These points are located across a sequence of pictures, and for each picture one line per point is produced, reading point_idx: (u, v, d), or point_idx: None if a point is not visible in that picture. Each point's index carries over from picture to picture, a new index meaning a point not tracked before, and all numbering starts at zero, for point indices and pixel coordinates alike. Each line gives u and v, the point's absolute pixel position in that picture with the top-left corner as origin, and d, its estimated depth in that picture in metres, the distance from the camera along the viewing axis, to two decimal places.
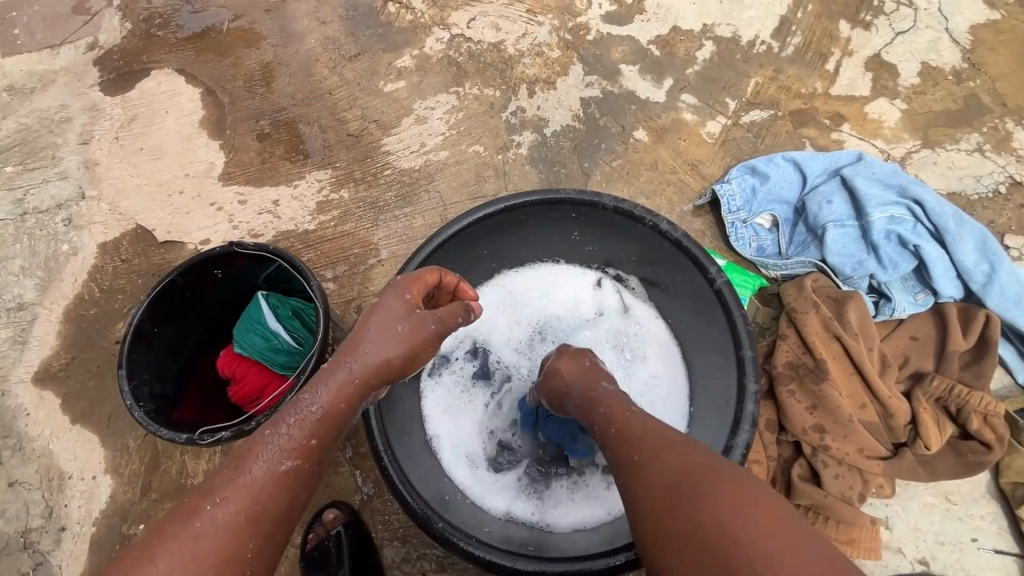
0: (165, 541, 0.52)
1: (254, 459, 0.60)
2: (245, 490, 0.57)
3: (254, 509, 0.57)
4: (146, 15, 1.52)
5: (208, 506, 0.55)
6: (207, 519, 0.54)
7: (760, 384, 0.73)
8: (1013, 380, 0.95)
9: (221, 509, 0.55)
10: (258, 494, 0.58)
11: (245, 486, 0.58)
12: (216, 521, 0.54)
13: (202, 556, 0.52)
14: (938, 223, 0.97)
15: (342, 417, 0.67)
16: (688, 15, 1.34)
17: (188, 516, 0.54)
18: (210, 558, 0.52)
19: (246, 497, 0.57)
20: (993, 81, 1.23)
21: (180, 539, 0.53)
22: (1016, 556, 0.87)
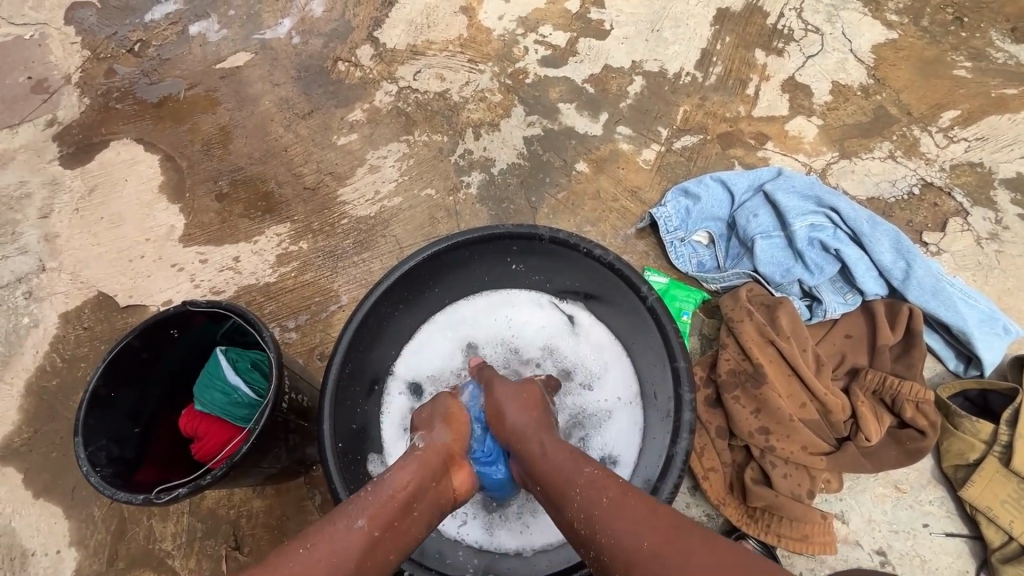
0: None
1: (344, 515, 0.64)
2: (333, 543, 0.60)
3: (344, 563, 0.60)
4: (104, 89, 1.58)
5: (301, 551, 0.59)
6: (299, 564, 0.58)
7: (694, 393, 0.81)
8: (945, 367, 1.02)
9: (313, 555, 0.59)
10: (344, 545, 0.61)
11: (330, 537, 0.61)
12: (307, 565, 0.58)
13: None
14: (855, 228, 1.06)
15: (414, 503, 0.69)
16: (618, 54, 1.44)
17: (282, 555, 0.59)
18: None
19: (335, 550, 0.60)
20: (898, 93, 1.33)
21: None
22: (965, 537, 0.92)
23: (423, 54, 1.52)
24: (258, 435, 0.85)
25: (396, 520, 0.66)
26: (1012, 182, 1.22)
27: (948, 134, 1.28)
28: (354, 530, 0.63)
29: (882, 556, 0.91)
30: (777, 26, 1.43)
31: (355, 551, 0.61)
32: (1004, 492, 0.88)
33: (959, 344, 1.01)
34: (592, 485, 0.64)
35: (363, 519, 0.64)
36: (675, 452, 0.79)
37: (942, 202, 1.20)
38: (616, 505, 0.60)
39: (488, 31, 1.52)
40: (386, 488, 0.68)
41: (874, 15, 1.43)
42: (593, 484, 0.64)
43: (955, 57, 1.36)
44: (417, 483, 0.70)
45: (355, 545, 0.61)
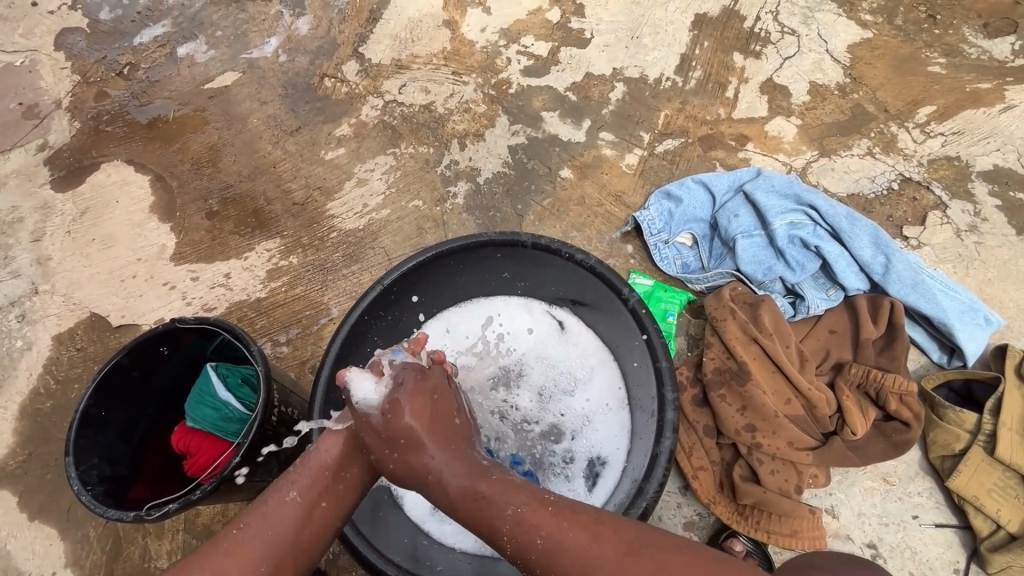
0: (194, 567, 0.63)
1: (276, 491, 0.70)
2: (263, 517, 0.67)
3: (280, 537, 0.66)
4: (94, 113, 1.60)
5: (234, 532, 0.66)
6: (236, 541, 0.65)
7: (677, 393, 0.83)
8: (929, 359, 1.03)
9: (247, 536, 0.66)
10: (276, 520, 0.67)
11: (263, 511, 0.68)
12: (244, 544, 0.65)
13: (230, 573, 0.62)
14: (834, 224, 1.08)
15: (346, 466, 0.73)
16: (599, 62, 1.47)
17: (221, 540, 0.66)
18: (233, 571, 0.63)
19: (267, 523, 0.66)
20: (875, 91, 1.36)
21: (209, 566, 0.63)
22: (955, 527, 0.92)
23: (407, 68, 1.54)
24: (248, 449, 0.85)
25: (329, 485, 0.71)
26: (990, 174, 1.24)
27: (925, 129, 1.30)
28: (285, 501, 0.68)
29: (873, 549, 0.91)
30: (754, 29, 1.45)
31: (288, 521, 0.67)
32: (990, 481, 0.89)
33: (942, 335, 1.02)
34: (520, 527, 0.63)
35: (295, 492, 0.69)
36: (659, 451, 0.81)
37: (921, 196, 1.22)
38: (551, 540, 0.61)
39: (471, 43, 1.54)
40: (311, 459, 0.72)
41: (849, 15, 1.45)
42: (521, 525, 0.63)
43: (930, 54, 1.39)
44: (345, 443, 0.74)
45: (288, 518, 0.67)
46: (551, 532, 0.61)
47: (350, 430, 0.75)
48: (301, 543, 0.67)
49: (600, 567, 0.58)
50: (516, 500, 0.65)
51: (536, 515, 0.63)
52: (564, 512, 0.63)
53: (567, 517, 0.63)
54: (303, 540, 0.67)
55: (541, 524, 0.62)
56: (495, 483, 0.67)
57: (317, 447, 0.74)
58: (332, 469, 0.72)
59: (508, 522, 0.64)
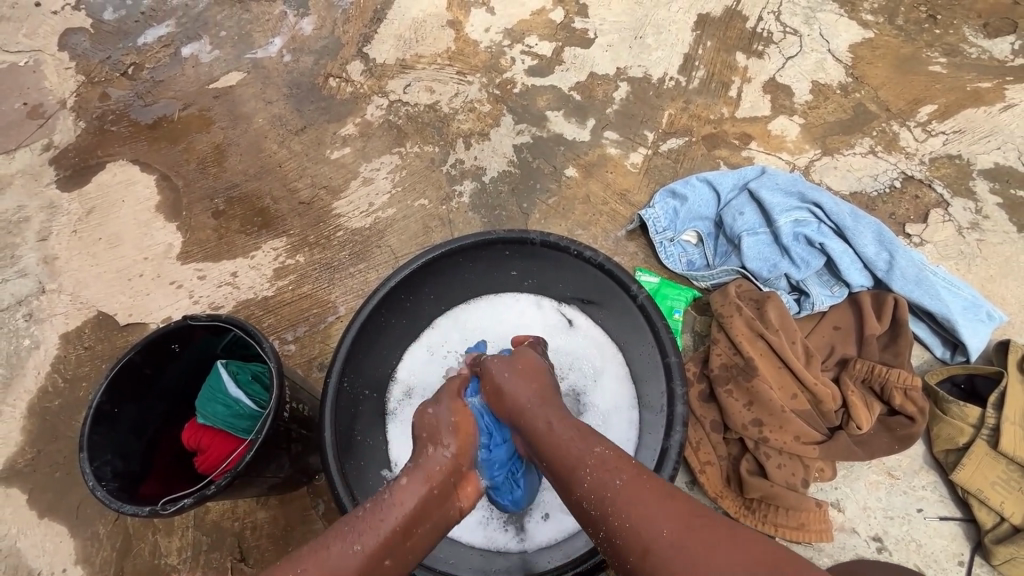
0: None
1: (340, 539, 0.64)
2: (323, 565, 0.61)
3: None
4: (99, 113, 1.61)
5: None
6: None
7: (686, 387, 0.84)
8: (932, 355, 1.05)
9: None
10: (339, 570, 0.61)
11: (324, 558, 0.62)
12: None
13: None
14: (838, 222, 1.09)
15: (415, 525, 0.68)
16: (602, 62, 1.48)
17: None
18: None
19: (330, 571, 0.61)
20: (876, 91, 1.37)
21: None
22: (959, 520, 0.93)
23: (412, 68, 1.55)
24: (260, 444, 0.86)
25: (393, 540, 0.66)
26: (991, 172, 1.25)
27: (926, 128, 1.31)
28: (350, 552, 0.63)
29: (879, 542, 0.93)
30: (756, 29, 1.47)
31: (350, 575, 0.61)
32: (994, 474, 0.90)
33: (945, 331, 1.03)
34: (602, 467, 0.66)
35: (360, 544, 0.63)
36: (669, 445, 0.82)
37: (923, 193, 1.24)
38: (629, 486, 0.63)
39: (475, 43, 1.55)
40: (383, 513, 0.67)
41: (850, 15, 1.47)
42: (603, 463, 0.66)
43: (930, 53, 1.40)
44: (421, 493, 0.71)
45: (349, 571, 0.61)
46: (632, 477, 0.64)
47: (431, 465, 0.75)
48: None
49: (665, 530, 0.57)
50: (602, 444, 0.69)
51: (618, 463, 0.66)
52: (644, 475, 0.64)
53: (642, 484, 0.63)
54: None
55: (621, 473, 0.64)
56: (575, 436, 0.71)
57: (388, 492, 0.70)
58: (404, 524, 0.67)
59: (592, 462, 0.67)
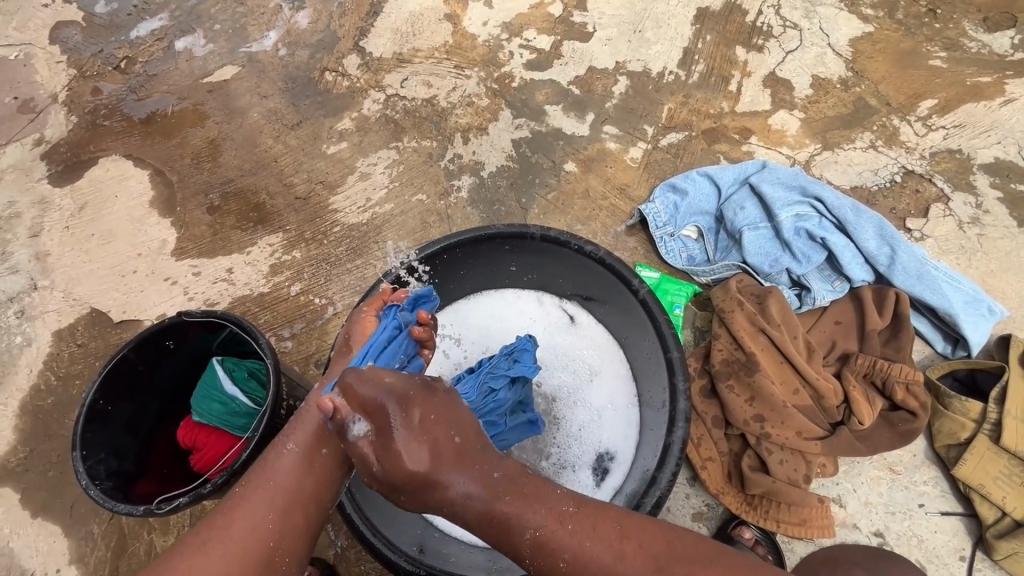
0: (201, 526, 0.67)
1: (275, 447, 0.73)
2: (267, 471, 0.71)
3: (283, 487, 0.70)
4: (92, 107, 1.58)
5: (237, 489, 0.70)
6: (240, 497, 0.69)
7: (688, 382, 0.83)
8: (933, 350, 1.04)
9: (252, 485, 0.70)
10: (277, 471, 0.71)
11: (266, 471, 0.71)
12: (247, 499, 0.69)
13: (234, 527, 0.66)
14: (839, 217, 1.09)
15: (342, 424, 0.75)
16: (602, 56, 1.46)
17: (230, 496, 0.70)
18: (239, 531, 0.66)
19: (269, 476, 0.70)
20: (876, 85, 1.36)
21: (218, 521, 0.67)
22: (960, 515, 0.93)
23: (409, 62, 1.53)
24: (257, 442, 0.85)
25: (322, 436, 0.73)
26: (991, 167, 1.25)
27: (927, 122, 1.30)
28: (284, 454, 0.72)
29: (880, 537, 0.92)
30: (756, 23, 1.46)
31: (290, 471, 0.71)
32: (996, 468, 0.90)
33: (946, 327, 1.03)
34: (541, 549, 0.63)
35: (293, 444, 0.73)
36: (672, 440, 0.81)
37: (924, 188, 1.23)
38: (579, 554, 0.62)
39: (473, 37, 1.54)
40: (306, 420, 0.75)
41: (850, 9, 1.46)
42: (541, 548, 0.63)
43: (931, 48, 1.40)
44: None
45: (289, 468, 0.71)
46: (579, 544, 0.62)
47: (340, 389, 0.75)
48: (302, 494, 0.70)
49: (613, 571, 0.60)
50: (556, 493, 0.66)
51: (556, 538, 0.62)
52: (586, 524, 0.63)
53: (587, 523, 0.63)
54: (306, 496, 0.70)
55: (561, 542, 0.62)
56: (510, 502, 0.64)
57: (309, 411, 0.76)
58: (325, 426, 0.74)
59: (532, 533, 0.63)
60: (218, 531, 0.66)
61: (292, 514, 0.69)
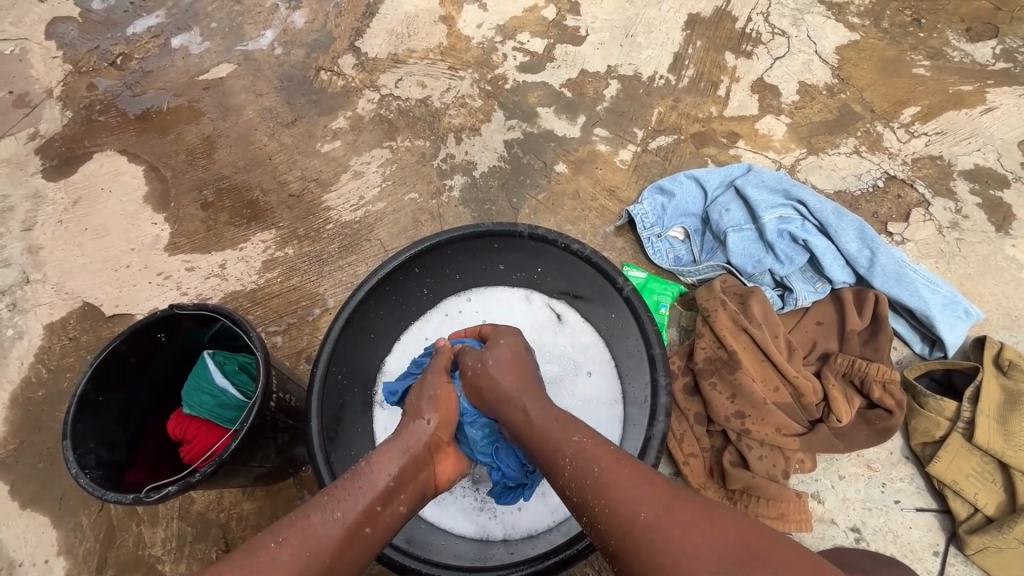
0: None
1: (318, 509, 0.64)
2: (305, 535, 0.61)
3: (319, 558, 0.60)
4: (87, 102, 1.59)
5: (271, 544, 0.60)
6: (274, 560, 0.58)
7: (670, 378, 0.85)
8: (911, 350, 1.07)
9: (287, 550, 0.59)
10: (320, 538, 0.62)
11: (302, 528, 0.62)
12: (282, 561, 0.58)
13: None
14: (822, 219, 1.11)
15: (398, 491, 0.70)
16: (594, 59, 1.49)
17: (255, 548, 0.59)
18: None
19: (309, 539, 0.61)
20: (862, 92, 1.39)
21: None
22: (935, 511, 0.95)
23: (404, 62, 1.55)
24: (247, 433, 0.86)
25: (371, 512, 0.67)
26: (971, 173, 1.28)
27: (909, 129, 1.33)
28: (330, 521, 0.63)
29: (857, 533, 0.94)
30: (745, 29, 1.48)
31: (331, 543, 0.62)
32: (969, 466, 0.92)
33: (924, 327, 1.05)
34: (581, 454, 0.66)
35: (340, 511, 0.65)
36: (653, 434, 0.83)
37: (905, 193, 1.26)
38: (604, 475, 0.63)
39: (467, 39, 1.56)
40: (360, 478, 0.69)
41: (837, 18, 1.49)
42: (582, 453, 0.66)
43: (914, 56, 1.43)
44: (398, 464, 0.72)
45: (331, 539, 0.62)
46: (609, 467, 0.63)
47: (411, 446, 0.75)
48: (334, 571, 0.61)
49: (639, 515, 0.57)
50: (581, 432, 0.69)
51: (592, 449, 0.66)
52: (625, 458, 0.65)
53: (623, 466, 0.63)
54: (337, 573, 0.61)
55: (601, 458, 0.65)
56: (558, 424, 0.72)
57: (363, 465, 0.71)
58: (381, 493, 0.69)
59: (573, 448, 0.68)
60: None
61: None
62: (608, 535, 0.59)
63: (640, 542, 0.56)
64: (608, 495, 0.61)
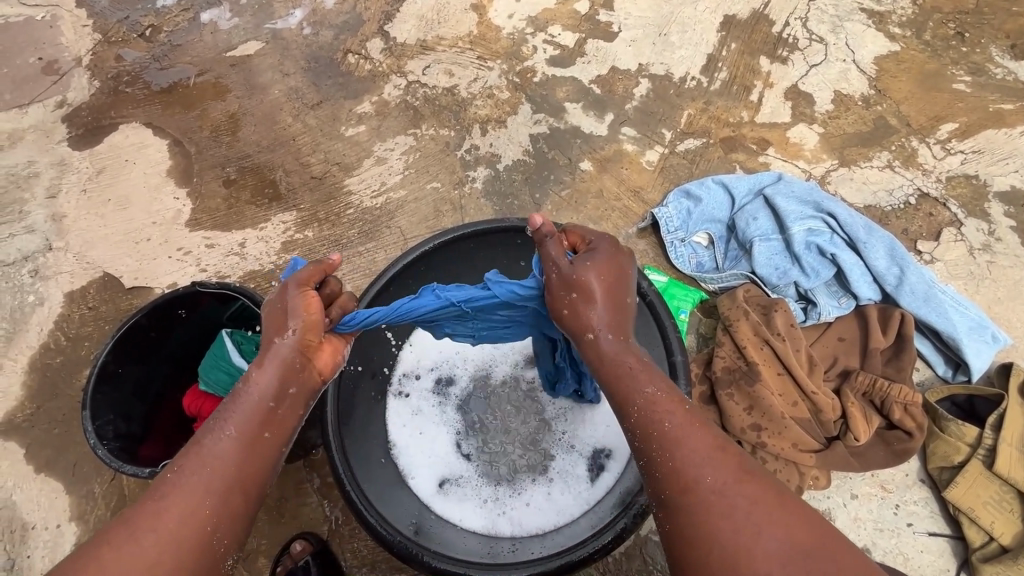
0: (126, 518, 0.56)
1: (209, 431, 0.62)
2: (199, 457, 0.60)
3: (221, 470, 0.59)
4: (115, 73, 1.59)
5: (169, 474, 0.59)
6: (170, 485, 0.58)
7: (690, 386, 0.83)
8: (934, 372, 1.05)
9: (183, 477, 0.59)
10: (213, 458, 0.60)
11: (198, 451, 0.61)
12: (180, 485, 0.58)
13: (165, 520, 0.56)
14: (851, 234, 1.09)
15: (275, 411, 0.64)
16: (625, 57, 1.46)
17: (156, 483, 0.59)
18: (168, 522, 0.56)
19: (203, 460, 0.60)
20: (898, 105, 1.36)
21: (147, 507, 0.56)
22: (948, 537, 0.94)
23: (432, 50, 1.54)
24: None
25: (267, 417, 0.64)
26: (1007, 196, 1.25)
27: (945, 146, 1.30)
28: (222, 439, 0.61)
29: (867, 553, 0.94)
30: (782, 34, 1.45)
31: (229, 458, 0.60)
32: (987, 493, 0.91)
33: (949, 350, 1.03)
34: (652, 406, 0.61)
35: (231, 428, 0.62)
36: None
37: (937, 212, 1.23)
38: (678, 429, 0.59)
39: (498, 29, 1.54)
40: (244, 397, 0.64)
41: (878, 27, 1.45)
42: (655, 404, 0.61)
43: (955, 71, 1.39)
44: (278, 375, 0.65)
45: (228, 454, 0.61)
46: (683, 421, 0.60)
47: (280, 355, 0.65)
48: (242, 479, 0.60)
49: (706, 477, 0.55)
50: (655, 383, 0.63)
51: (668, 404, 0.61)
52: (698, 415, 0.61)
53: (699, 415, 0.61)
54: (246, 481, 0.60)
55: (673, 414, 0.60)
56: (637, 362, 0.64)
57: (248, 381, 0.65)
58: (269, 398, 0.64)
59: (643, 398, 0.62)
60: (147, 524, 0.55)
61: (234, 496, 0.59)
62: (664, 484, 0.58)
63: (707, 498, 0.54)
64: (679, 453, 0.58)
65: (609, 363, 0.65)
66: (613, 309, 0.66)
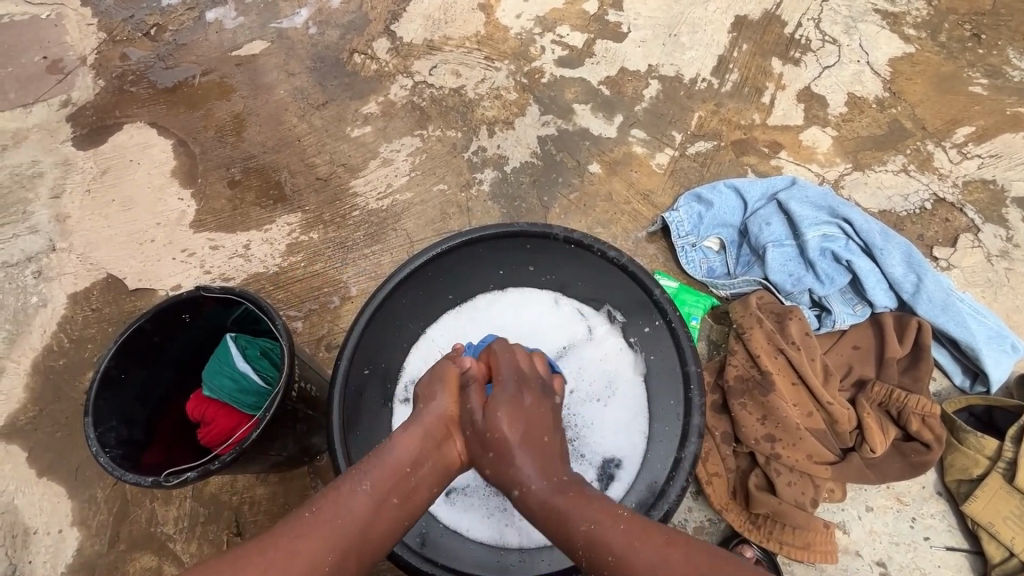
0: (258, 551, 0.60)
1: (347, 481, 0.67)
2: (336, 505, 0.65)
3: (349, 524, 0.64)
4: (119, 72, 1.58)
5: (306, 514, 0.64)
6: (308, 527, 0.63)
7: (704, 397, 0.82)
8: (951, 382, 1.03)
9: (316, 522, 0.63)
10: (346, 510, 0.65)
11: (335, 498, 0.66)
12: (314, 530, 0.63)
13: (300, 557, 0.60)
14: (867, 240, 1.07)
15: (408, 479, 0.69)
16: (634, 57, 1.44)
17: (295, 520, 0.64)
18: (297, 560, 0.60)
19: (339, 510, 0.65)
20: (913, 108, 1.33)
21: (282, 543, 0.61)
22: (966, 552, 0.92)
23: (439, 50, 1.52)
24: (269, 421, 0.85)
25: (400, 482, 0.69)
26: None
27: (962, 150, 1.28)
28: (358, 492, 0.66)
29: (882, 568, 0.92)
30: (795, 35, 1.43)
31: (360, 514, 0.65)
32: (1007, 508, 0.89)
33: (967, 360, 1.01)
34: (593, 543, 0.61)
35: (367, 483, 0.67)
36: (684, 455, 0.80)
37: (954, 217, 1.21)
38: (622, 557, 0.59)
39: (505, 29, 1.52)
40: (386, 456, 0.70)
41: (892, 28, 1.43)
42: (592, 539, 0.60)
43: (972, 73, 1.37)
44: (418, 445, 0.72)
45: (361, 511, 0.65)
46: (623, 548, 0.59)
47: (428, 420, 0.74)
48: (367, 537, 0.65)
49: None
50: (587, 516, 0.62)
51: (605, 534, 0.60)
52: (635, 530, 0.60)
53: (637, 529, 0.61)
54: (369, 538, 0.65)
55: (611, 542, 0.60)
56: (570, 496, 0.65)
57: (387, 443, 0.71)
58: (406, 464, 0.70)
59: (581, 538, 0.61)
60: (281, 560, 0.60)
61: (350, 560, 0.63)
62: None
63: None
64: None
65: (543, 508, 0.66)
66: (531, 455, 0.70)
